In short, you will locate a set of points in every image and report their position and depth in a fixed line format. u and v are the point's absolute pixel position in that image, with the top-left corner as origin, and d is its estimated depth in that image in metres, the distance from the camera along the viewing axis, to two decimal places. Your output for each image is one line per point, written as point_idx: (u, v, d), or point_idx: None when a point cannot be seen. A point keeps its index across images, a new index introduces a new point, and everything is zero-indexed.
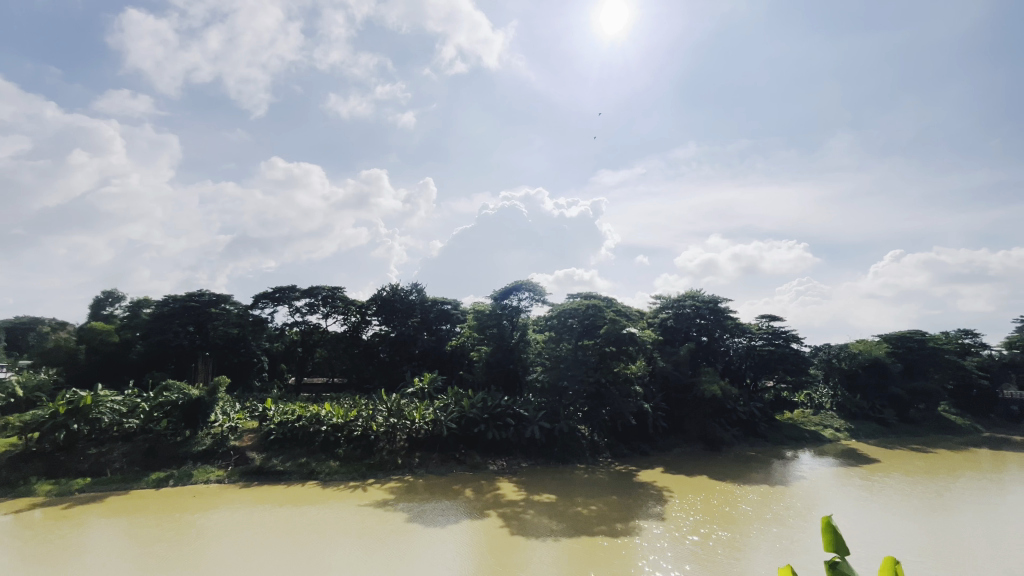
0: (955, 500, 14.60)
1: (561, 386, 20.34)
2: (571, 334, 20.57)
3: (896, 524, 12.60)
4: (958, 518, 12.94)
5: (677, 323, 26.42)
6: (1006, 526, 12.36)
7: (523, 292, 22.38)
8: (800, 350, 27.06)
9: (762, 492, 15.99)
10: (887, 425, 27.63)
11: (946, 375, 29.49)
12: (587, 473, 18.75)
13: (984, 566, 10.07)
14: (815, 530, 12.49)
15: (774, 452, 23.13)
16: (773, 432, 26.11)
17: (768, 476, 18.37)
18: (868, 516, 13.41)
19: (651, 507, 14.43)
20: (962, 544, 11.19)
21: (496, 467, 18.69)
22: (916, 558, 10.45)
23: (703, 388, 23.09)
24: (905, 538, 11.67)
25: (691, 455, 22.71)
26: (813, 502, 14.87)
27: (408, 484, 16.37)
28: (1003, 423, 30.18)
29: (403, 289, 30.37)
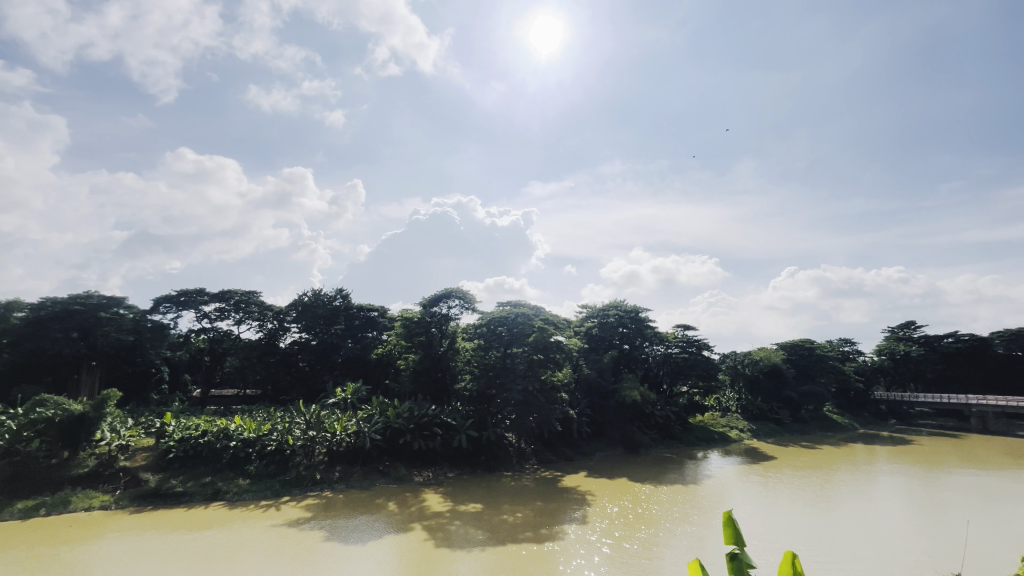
0: (834, 491, 16.48)
1: (489, 394, 20.52)
2: (500, 342, 20.91)
3: (786, 517, 13.95)
4: (836, 508, 14.61)
5: (601, 331, 27.66)
6: (874, 512, 14.15)
7: (453, 299, 22.26)
8: (710, 357, 29.21)
9: (675, 492, 17.04)
10: (782, 424, 30.58)
11: (830, 378, 33.27)
12: (513, 480, 18.91)
13: (858, 550, 11.42)
14: (720, 526, 13.49)
15: (687, 452, 24.71)
16: (687, 433, 27.83)
17: (680, 476, 19.58)
18: (765, 509, 14.74)
19: (575, 511, 14.89)
20: (838, 531, 12.66)
21: (420, 479, 18.24)
22: (804, 547, 11.63)
23: (624, 394, 24.28)
24: (794, 529, 12.95)
25: (612, 458, 23.59)
26: (718, 498, 16.10)
27: (325, 500, 15.53)
28: (875, 420, 34.41)
29: (327, 294, 28.99)
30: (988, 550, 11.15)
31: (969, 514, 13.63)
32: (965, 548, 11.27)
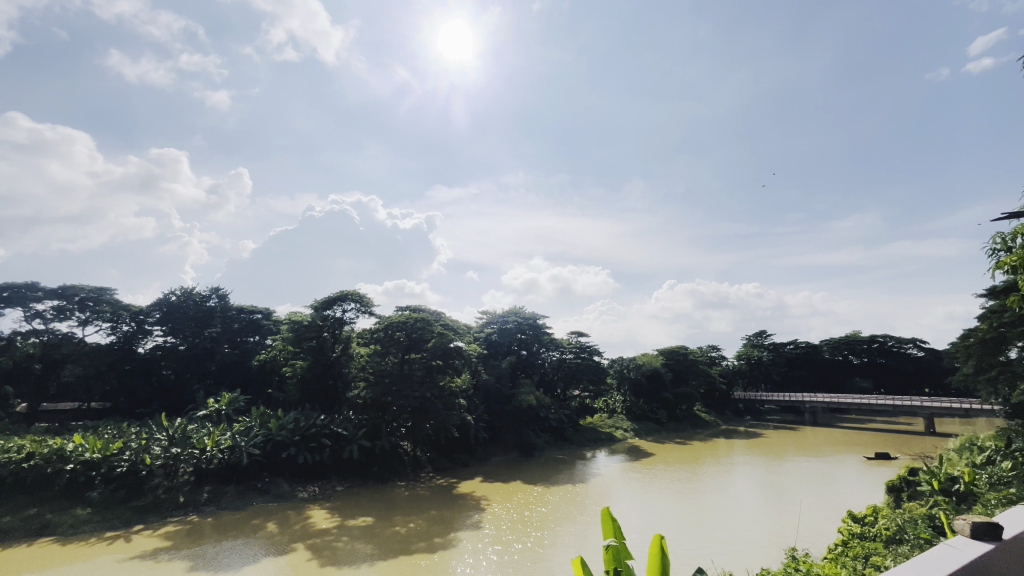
0: (700, 483, 18.46)
1: (384, 402, 19.91)
2: (397, 347, 20.43)
3: (660, 509, 15.28)
4: (700, 497, 16.39)
5: (500, 337, 28.43)
6: (731, 499, 16.11)
7: (347, 302, 21.24)
8: (600, 362, 31.37)
9: (564, 492, 17.91)
10: (660, 424, 33.58)
11: (701, 381, 37.28)
12: (407, 490, 18.49)
13: (719, 534, 12.83)
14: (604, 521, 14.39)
15: (577, 453, 25.97)
16: (578, 435, 29.21)
17: (570, 476, 20.61)
18: (643, 503, 16.06)
19: (469, 518, 15.02)
20: (703, 518, 14.18)
21: (306, 494, 17.07)
22: (674, 535, 12.83)
23: (521, 399, 25.09)
24: (668, 519, 14.20)
25: (507, 462, 24.01)
26: (602, 496, 17.20)
27: (189, 526, 13.88)
28: (734, 417, 39.04)
29: (200, 292, 26.15)
30: (816, 525, 13.26)
31: (802, 495, 16.13)
32: (799, 525, 13.28)
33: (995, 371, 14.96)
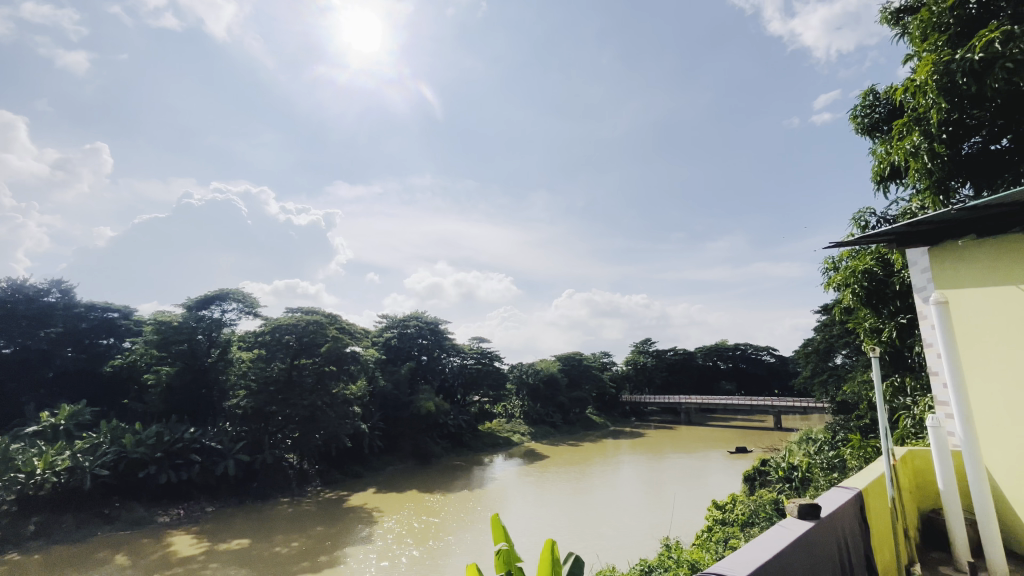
0: (589, 483, 19.48)
1: (268, 411, 18.44)
2: (285, 352, 19.08)
3: (550, 510, 15.85)
4: (588, 496, 17.37)
5: (400, 342, 27.92)
6: (616, 496, 17.26)
7: (228, 302, 19.33)
8: (500, 368, 31.95)
9: (461, 499, 17.91)
10: (555, 427, 34.72)
11: (593, 385, 39.52)
12: (292, 506, 17.20)
13: (605, 531, 13.64)
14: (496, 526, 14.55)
15: (475, 459, 25.89)
16: (476, 441, 28.90)
17: (467, 482, 20.66)
18: (535, 505, 16.55)
19: (359, 532, 14.46)
20: (591, 516, 14.98)
21: (167, 518, 15.10)
22: (563, 536, 13.36)
23: (420, 405, 24.80)
24: (558, 520, 14.76)
25: (403, 471, 23.24)
26: (498, 501, 17.47)
27: (8, 566, 11.60)
28: (621, 418, 41.77)
29: (37, 285, 22.08)
30: (687, 516, 14.73)
31: (677, 490, 17.75)
32: (673, 516, 14.66)
33: (825, 374, 17.88)
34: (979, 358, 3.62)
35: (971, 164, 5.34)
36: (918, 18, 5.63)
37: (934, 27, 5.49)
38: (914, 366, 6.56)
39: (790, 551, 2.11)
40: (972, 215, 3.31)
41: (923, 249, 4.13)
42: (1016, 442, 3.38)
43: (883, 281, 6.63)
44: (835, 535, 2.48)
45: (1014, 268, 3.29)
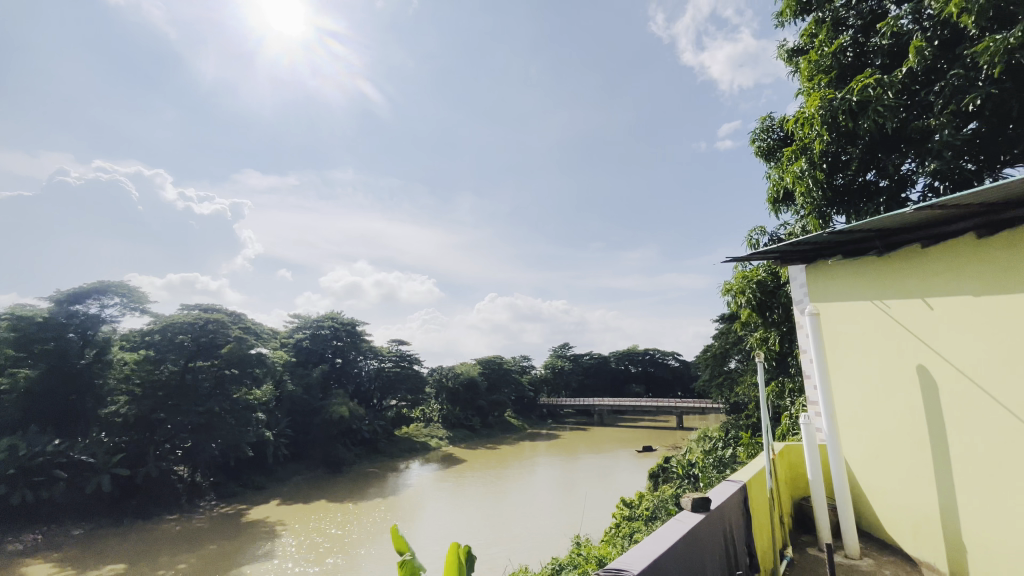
0: (506, 485, 19.68)
1: (156, 419, 16.57)
2: (180, 354, 17.39)
3: (466, 514, 15.82)
4: (504, 499, 17.55)
5: (313, 344, 26.44)
6: (530, 497, 17.65)
7: (110, 297, 17.06)
8: (419, 371, 31.36)
9: (373, 508, 17.20)
10: (474, 430, 34.57)
11: (512, 388, 39.99)
12: (180, 523, 15.54)
13: (519, 531, 13.90)
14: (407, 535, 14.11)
15: (390, 465, 25.02)
16: (391, 446, 27.77)
17: (381, 490, 19.97)
18: (451, 510, 16.41)
19: (259, 547, 13.47)
20: (506, 518, 15.13)
21: (21, 545, 12.92)
22: (477, 539, 13.40)
23: (332, 411, 23.70)
24: (473, 523, 14.75)
25: (312, 479, 21.85)
26: (413, 507, 17.02)
27: None
28: (539, 420, 42.60)
29: None
30: (597, 513, 15.39)
31: (587, 489, 18.54)
32: (584, 515, 15.25)
33: (721, 377, 19.57)
34: (841, 361, 4.18)
35: (843, 194, 6.12)
36: (808, 60, 6.37)
37: (820, 69, 6.24)
38: (793, 371, 7.39)
39: (681, 545, 2.26)
40: (839, 239, 3.82)
41: (802, 266, 4.69)
42: (867, 434, 3.93)
43: (773, 291, 7.38)
44: (721, 527, 2.71)
45: (869, 284, 3.84)
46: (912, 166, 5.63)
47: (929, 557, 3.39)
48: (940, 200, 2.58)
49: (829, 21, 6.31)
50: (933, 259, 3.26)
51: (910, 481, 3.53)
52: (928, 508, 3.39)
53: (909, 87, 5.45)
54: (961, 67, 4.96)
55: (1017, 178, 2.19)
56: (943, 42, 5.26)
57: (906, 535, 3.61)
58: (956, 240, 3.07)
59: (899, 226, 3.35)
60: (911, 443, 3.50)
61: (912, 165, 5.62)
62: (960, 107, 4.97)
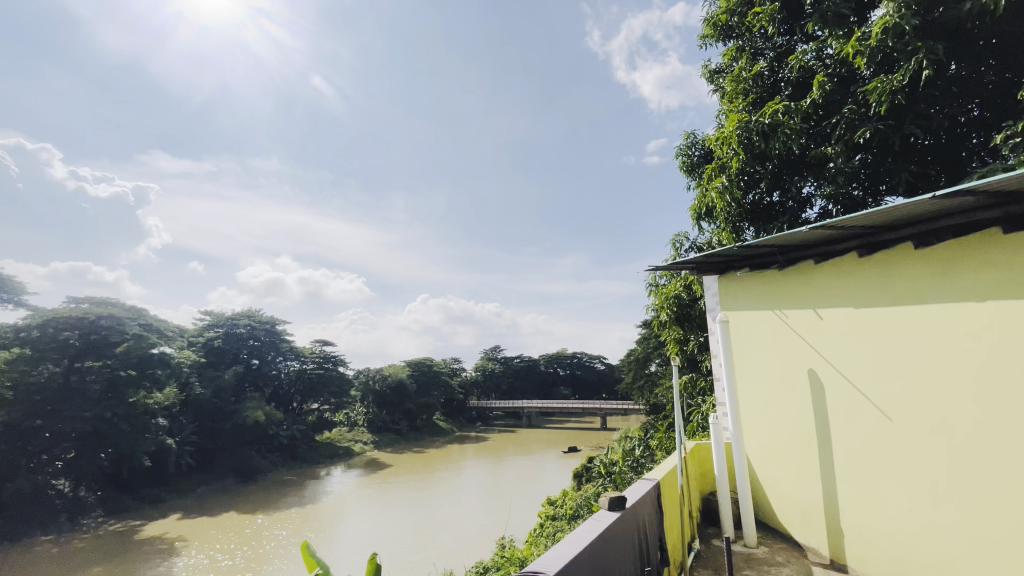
0: (433, 490, 19.31)
1: (32, 427, 14.52)
2: (65, 353, 15.48)
3: (390, 520, 15.34)
4: (430, 503, 17.21)
5: (226, 344, 24.38)
6: (457, 501, 17.43)
7: None
8: (344, 373, 30.14)
9: (289, 519, 16.13)
10: (401, 434, 33.51)
11: (442, 391, 39.42)
12: (58, 545, 13.67)
13: (444, 536, 13.68)
14: (323, 546, 13.34)
15: (309, 472, 23.62)
16: (312, 454, 25.89)
17: (298, 499, 18.84)
18: (374, 516, 15.85)
19: (154, 568, 12.19)
20: (432, 523, 14.84)
21: None
22: (402, 546, 13.00)
23: (245, 416, 22.20)
24: (397, 530, 14.31)
25: (220, 490, 20.12)
26: (334, 516, 16.22)
27: None
28: (467, 423, 42.26)
29: None
30: (522, 514, 15.54)
31: (514, 491, 18.69)
32: (510, 517, 15.31)
33: (643, 379, 20.52)
34: (746, 366, 4.52)
35: (755, 211, 6.65)
36: (729, 83, 6.90)
37: (739, 92, 6.78)
38: (704, 373, 7.91)
39: (596, 545, 2.32)
40: (747, 253, 4.14)
41: (715, 276, 5.04)
42: (766, 432, 4.29)
43: (690, 300, 7.87)
44: (635, 525, 2.82)
45: (770, 296, 4.20)
46: (811, 189, 6.20)
47: (813, 543, 3.75)
48: (831, 221, 2.87)
49: (748, 50, 6.87)
50: (824, 274, 3.62)
51: (800, 474, 3.89)
52: (815, 499, 3.75)
53: (811, 117, 6.03)
54: (853, 103, 5.59)
55: (887, 205, 2.53)
56: (840, 78, 5.87)
57: (796, 525, 3.96)
58: (843, 257, 3.44)
59: (796, 244, 3.69)
60: (802, 441, 3.86)
61: (812, 188, 6.19)
62: (851, 138, 5.58)
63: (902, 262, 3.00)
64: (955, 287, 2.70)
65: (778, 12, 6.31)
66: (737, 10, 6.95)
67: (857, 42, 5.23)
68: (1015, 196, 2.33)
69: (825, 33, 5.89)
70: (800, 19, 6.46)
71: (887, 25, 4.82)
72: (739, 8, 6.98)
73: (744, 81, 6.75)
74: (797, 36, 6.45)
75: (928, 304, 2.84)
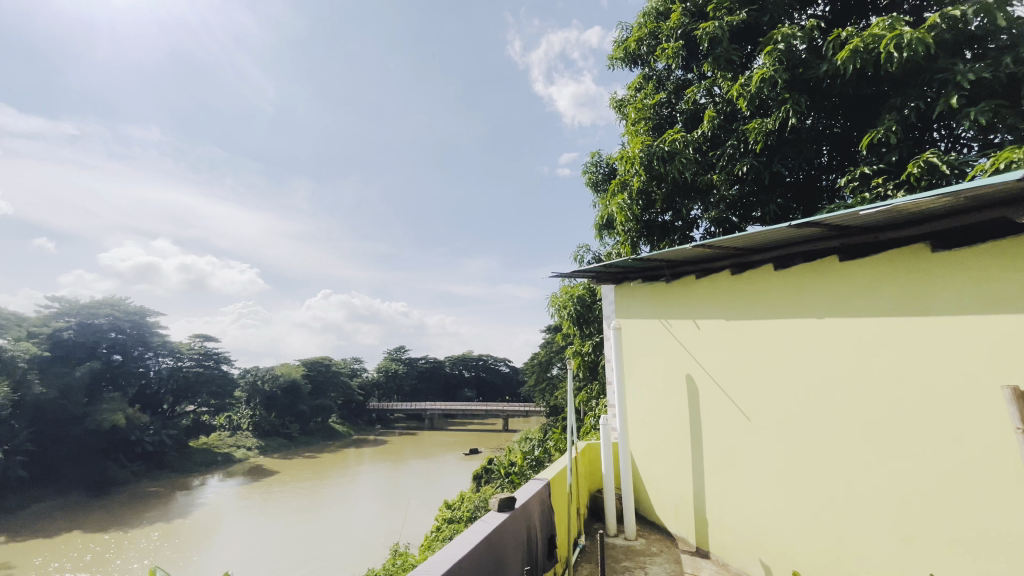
0: (324, 496, 18.24)
1: None
2: None
3: (273, 531, 14.20)
4: (320, 511, 16.22)
5: (79, 336, 20.87)
6: (349, 508, 16.60)
7: None
8: (227, 372, 27.83)
9: (150, 536, 14.19)
10: (292, 439, 30.70)
11: (340, 393, 37.34)
12: None
13: (333, 545, 12.94)
14: (191, 567, 11.99)
15: (179, 482, 21.02)
16: (182, 461, 23.13)
17: (163, 512, 16.69)
18: (255, 528, 14.57)
19: None
20: (321, 532, 13.99)
21: None
22: (285, 559, 12.06)
23: (100, 420, 19.37)
24: (281, 542, 13.27)
25: (63, 506, 17.19)
26: (207, 530, 14.64)
27: None
28: (367, 426, 40.39)
29: None
30: (419, 518, 15.22)
31: (411, 495, 18.26)
32: (406, 521, 14.90)
33: (545, 381, 21.10)
34: (636, 369, 4.85)
35: (651, 227, 7.20)
36: (634, 107, 7.42)
37: (642, 117, 7.32)
38: (598, 377, 8.35)
39: (482, 547, 2.32)
40: (641, 265, 4.45)
41: (612, 285, 5.36)
42: (648, 431, 4.64)
43: (589, 307, 8.31)
44: (523, 525, 2.86)
45: (658, 305, 4.56)
46: (697, 212, 6.85)
47: (683, 532, 4.12)
48: (710, 241, 3.18)
49: (652, 79, 7.45)
50: (703, 287, 4.02)
51: (675, 470, 4.25)
52: (686, 492, 4.12)
53: (701, 147, 6.67)
54: (735, 139, 6.30)
55: (753, 232, 2.87)
56: (725, 116, 6.58)
57: (669, 515, 4.32)
58: (719, 274, 3.84)
59: (682, 259, 4.05)
60: (678, 440, 4.23)
61: (698, 211, 6.84)
62: (732, 169, 6.28)
63: (766, 279, 3.42)
64: (803, 305, 3.14)
65: (679, 49, 6.92)
66: (646, 41, 7.50)
67: (741, 87, 5.92)
68: (851, 230, 2.76)
69: (715, 73, 6.56)
70: (697, 57, 7.14)
71: (765, 75, 5.52)
72: (647, 39, 7.53)
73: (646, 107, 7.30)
74: (693, 73, 7.12)
75: (782, 318, 3.28)
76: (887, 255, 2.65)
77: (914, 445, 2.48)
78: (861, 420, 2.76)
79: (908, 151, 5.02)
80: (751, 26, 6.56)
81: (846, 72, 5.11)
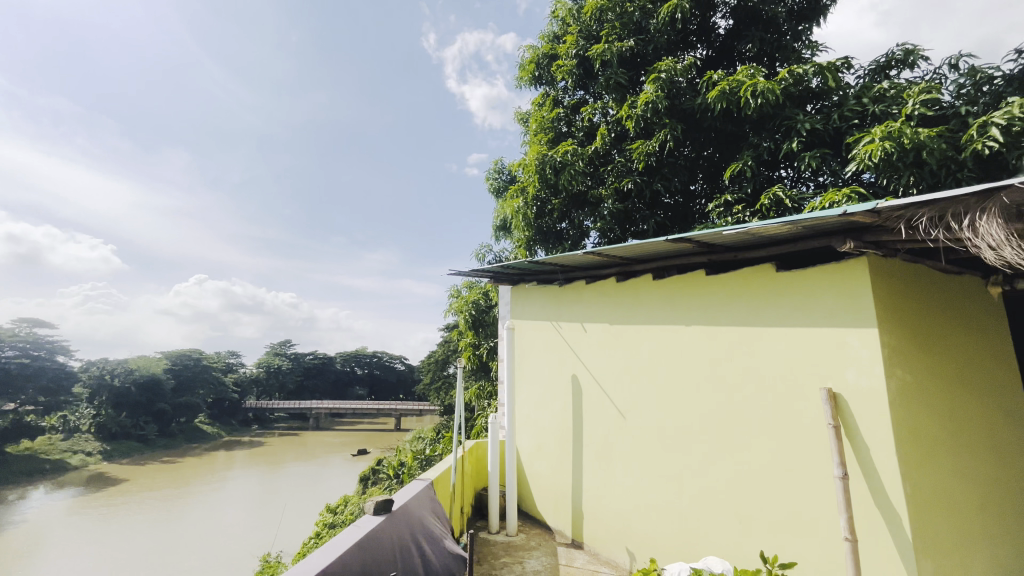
0: (184, 506, 16.17)
1: None
2: None
3: (115, 549, 12.31)
4: (178, 522, 14.41)
5: None
6: (214, 517, 14.95)
7: None
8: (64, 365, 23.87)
9: None
10: (146, 441, 26.57)
11: (210, 390, 33.42)
12: None
13: (192, 560, 11.56)
14: None
15: None
16: None
17: None
18: (91, 547, 12.50)
19: None
20: (179, 545, 12.42)
21: None
22: None
23: None
24: (126, 560, 11.53)
25: None
26: (25, 552, 12.25)
27: None
28: (241, 426, 36.69)
29: None
30: (297, 525, 14.18)
31: (288, 500, 16.95)
32: (281, 529, 13.78)
33: (441, 381, 20.86)
34: (526, 370, 4.98)
35: (549, 232, 7.47)
36: (534, 120, 7.67)
37: (542, 129, 7.59)
38: (492, 377, 8.45)
39: (356, 550, 2.23)
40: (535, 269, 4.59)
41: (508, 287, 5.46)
42: (533, 429, 4.80)
43: (486, 309, 8.41)
44: (405, 524, 2.81)
45: (549, 309, 4.74)
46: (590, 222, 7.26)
47: (560, 525, 4.32)
48: (597, 250, 3.37)
49: (551, 96, 7.77)
50: (590, 293, 4.25)
51: (555, 465, 4.46)
52: (564, 487, 4.33)
53: (594, 162, 7.07)
54: (622, 157, 6.76)
55: (634, 244, 3.11)
56: (616, 135, 7.05)
57: (548, 510, 4.50)
58: (606, 282, 4.08)
59: (572, 267, 4.25)
60: (559, 437, 4.44)
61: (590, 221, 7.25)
62: (620, 185, 6.74)
63: (645, 289, 3.71)
64: (675, 312, 3.45)
65: (575, 69, 7.29)
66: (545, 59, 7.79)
67: (629, 110, 6.39)
68: (716, 249, 3.08)
69: (608, 95, 7.01)
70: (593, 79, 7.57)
71: (649, 101, 6.00)
72: (545, 57, 7.84)
73: (545, 120, 7.58)
74: (589, 93, 7.54)
75: (655, 324, 3.59)
76: (743, 273, 3.01)
77: (750, 441, 2.85)
78: (710, 417, 3.11)
79: (761, 184, 5.78)
80: (639, 57, 7.09)
81: (715, 109, 5.75)
